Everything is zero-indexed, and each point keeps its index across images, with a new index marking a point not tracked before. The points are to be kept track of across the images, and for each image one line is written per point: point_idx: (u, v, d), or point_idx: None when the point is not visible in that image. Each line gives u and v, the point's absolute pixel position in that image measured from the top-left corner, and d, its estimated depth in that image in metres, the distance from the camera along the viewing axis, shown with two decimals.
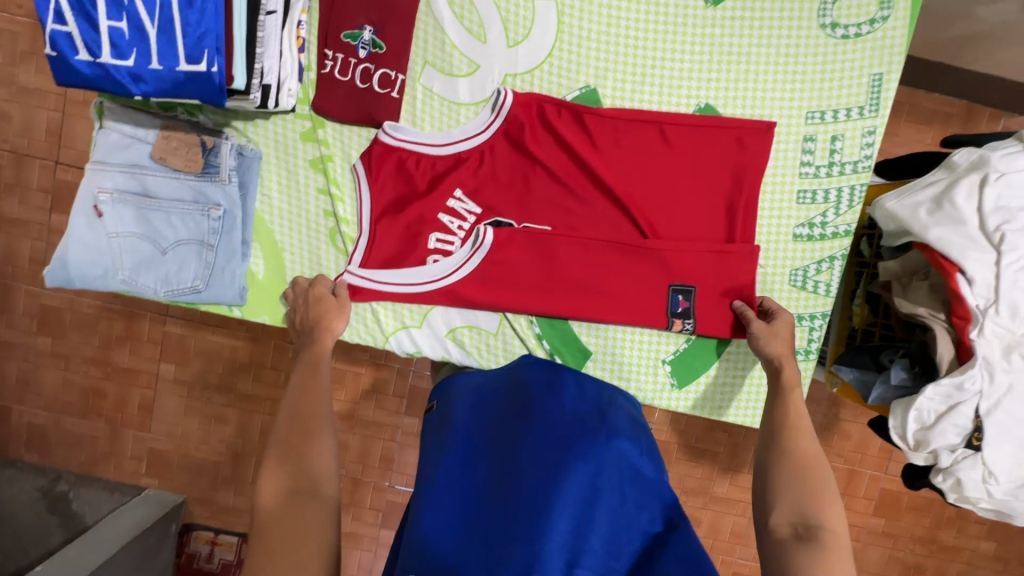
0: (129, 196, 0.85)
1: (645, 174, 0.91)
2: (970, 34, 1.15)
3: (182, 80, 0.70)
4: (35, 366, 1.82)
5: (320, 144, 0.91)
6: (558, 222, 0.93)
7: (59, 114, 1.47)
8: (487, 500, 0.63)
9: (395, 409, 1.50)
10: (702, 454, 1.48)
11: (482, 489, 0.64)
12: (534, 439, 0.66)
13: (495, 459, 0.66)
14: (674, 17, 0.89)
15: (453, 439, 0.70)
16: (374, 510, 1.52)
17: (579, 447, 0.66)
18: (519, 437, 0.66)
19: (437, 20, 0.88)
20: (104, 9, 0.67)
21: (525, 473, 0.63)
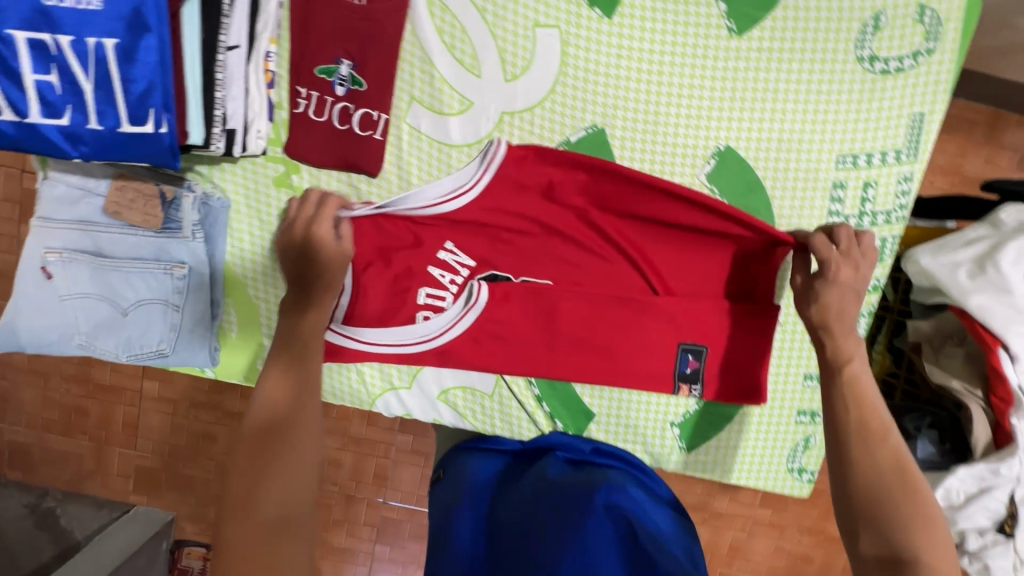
0: (80, 255, 0.76)
1: (653, 236, 0.81)
2: (1008, 47, 1.04)
3: (126, 143, 0.60)
4: (14, 384, 1.77)
5: (295, 191, 0.81)
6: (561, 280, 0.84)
7: None
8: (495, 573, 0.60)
9: (389, 425, 1.35)
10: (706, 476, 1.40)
11: (490, 560, 0.62)
12: (536, 499, 0.66)
13: (500, 524, 0.65)
14: (693, 48, 0.79)
15: (463, 500, 0.71)
16: (368, 526, 1.38)
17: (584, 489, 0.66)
18: (521, 503, 0.66)
19: (424, 50, 0.78)
20: (27, 62, 0.57)
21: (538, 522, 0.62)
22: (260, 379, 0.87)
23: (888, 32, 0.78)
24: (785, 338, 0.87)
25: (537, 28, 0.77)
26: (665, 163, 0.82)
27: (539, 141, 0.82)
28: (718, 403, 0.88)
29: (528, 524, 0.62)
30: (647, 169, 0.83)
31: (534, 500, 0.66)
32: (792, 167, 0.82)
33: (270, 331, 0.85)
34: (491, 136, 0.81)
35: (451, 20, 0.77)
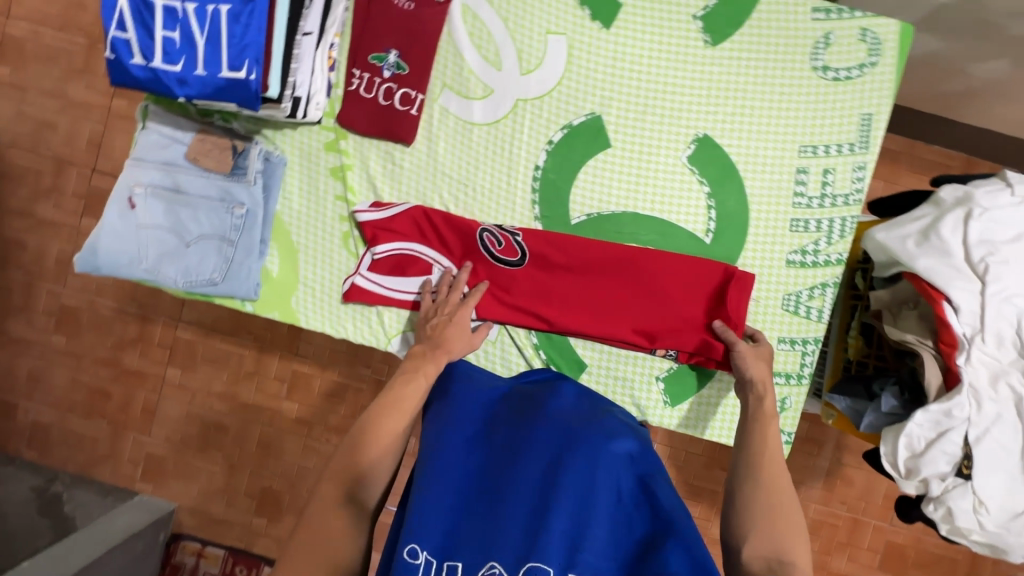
0: (161, 191, 0.92)
1: (631, 255, 0.96)
2: (961, 92, 1.19)
3: (223, 86, 0.77)
4: (47, 364, 1.90)
5: (341, 154, 0.97)
6: (560, 242, 0.96)
7: None
8: (480, 499, 0.64)
9: None
10: (700, 492, 1.41)
11: (477, 491, 0.65)
12: (535, 437, 0.67)
13: (495, 452, 0.68)
14: (676, 55, 0.96)
15: (454, 427, 0.71)
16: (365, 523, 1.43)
17: (580, 437, 0.68)
18: (516, 436, 0.68)
19: (456, 48, 0.96)
20: (162, 21, 0.75)
21: (530, 467, 0.64)
22: (292, 316, 0.98)
23: (836, 47, 0.95)
24: (759, 306, 0.98)
25: (549, 35, 0.97)
26: (653, 146, 0.97)
27: (547, 122, 0.97)
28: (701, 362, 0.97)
29: (520, 468, 0.64)
30: (637, 152, 0.97)
31: (530, 437, 0.67)
32: (761, 156, 0.97)
33: (306, 273, 0.98)
34: (507, 117, 0.98)
35: (480, 26, 0.96)
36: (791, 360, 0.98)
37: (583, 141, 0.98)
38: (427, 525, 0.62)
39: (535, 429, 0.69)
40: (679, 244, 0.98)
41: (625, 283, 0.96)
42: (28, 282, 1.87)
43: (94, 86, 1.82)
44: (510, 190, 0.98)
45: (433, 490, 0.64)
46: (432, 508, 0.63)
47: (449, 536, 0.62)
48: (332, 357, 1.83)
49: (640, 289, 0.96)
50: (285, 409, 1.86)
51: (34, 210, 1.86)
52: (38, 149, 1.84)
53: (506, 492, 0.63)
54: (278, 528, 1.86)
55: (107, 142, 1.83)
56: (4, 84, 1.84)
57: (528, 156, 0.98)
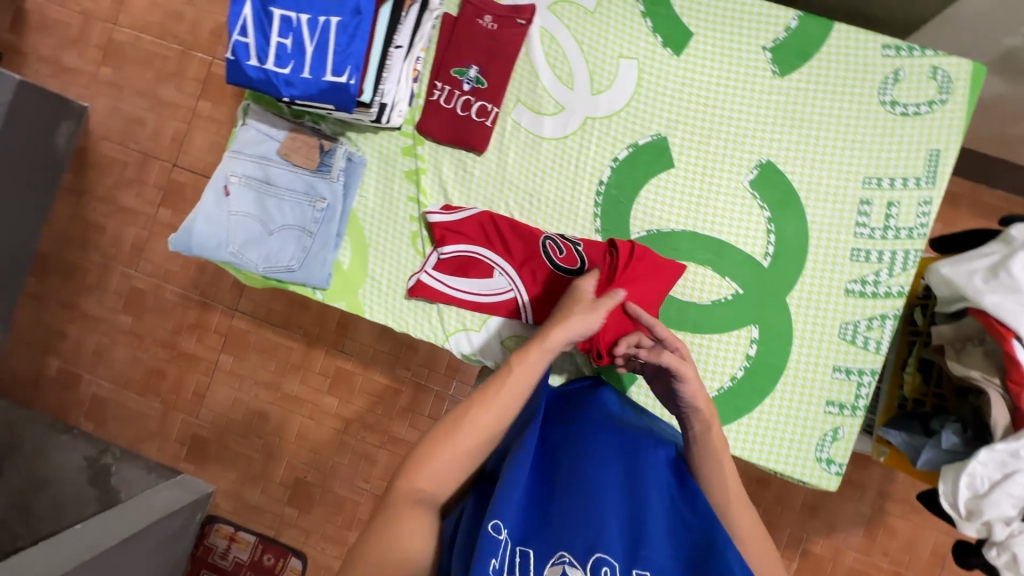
0: (254, 182, 1.00)
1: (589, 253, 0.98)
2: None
3: (325, 88, 0.84)
4: (112, 341, 2.02)
5: (417, 158, 1.04)
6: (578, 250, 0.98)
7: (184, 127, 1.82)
8: (555, 488, 0.70)
9: None
10: None
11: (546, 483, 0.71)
12: (593, 436, 0.77)
13: (565, 449, 0.75)
14: (745, 83, 1.00)
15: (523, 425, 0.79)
16: None
17: (630, 446, 0.77)
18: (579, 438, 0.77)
19: (532, 66, 1.02)
20: (278, 29, 0.83)
21: (592, 464, 0.72)
22: (358, 307, 1.04)
23: (906, 84, 0.96)
24: (815, 334, 0.98)
25: (620, 59, 1.02)
26: (717, 169, 1.00)
27: (613, 141, 1.02)
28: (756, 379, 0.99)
29: (582, 464, 0.72)
30: (699, 173, 1.00)
31: (591, 438, 0.77)
32: (824, 185, 0.98)
33: (374, 266, 1.04)
34: (576, 133, 1.02)
35: (556, 48, 1.03)
36: (847, 390, 0.97)
37: (648, 160, 1.01)
38: (509, 503, 0.65)
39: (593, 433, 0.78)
40: (736, 265, 0.99)
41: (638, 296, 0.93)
42: (105, 263, 2.01)
43: (183, 88, 1.98)
44: (573, 202, 1.02)
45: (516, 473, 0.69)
46: (510, 490, 0.66)
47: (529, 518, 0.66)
48: (375, 356, 1.89)
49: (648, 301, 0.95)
50: (326, 404, 1.92)
51: (117, 197, 2.01)
52: (127, 141, 2.00)
53: (578, 480, 0.70)
54: (308, 520, 1.90)
55: (188, 140, 1.97)
56: (104, 81, 2.01)
57: (592, 172, 1.02)
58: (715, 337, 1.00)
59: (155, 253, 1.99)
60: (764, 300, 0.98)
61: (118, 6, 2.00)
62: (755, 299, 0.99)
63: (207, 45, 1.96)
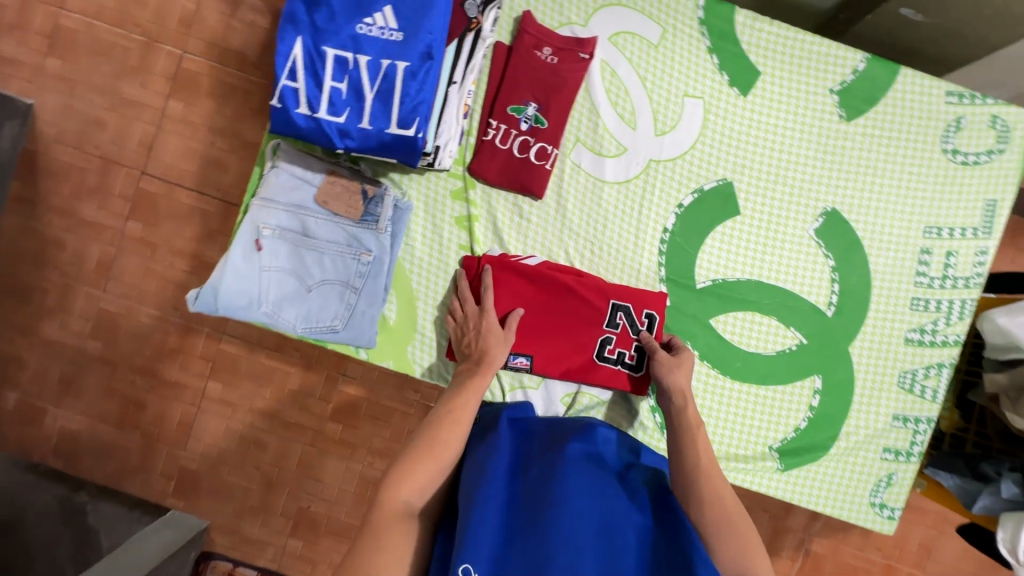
0: (290, 234, 0.89)
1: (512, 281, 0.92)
2: None
3: (388, 141, 0.74)
4: (79, 367, 1.52)
5: (469, 203, 0.95)
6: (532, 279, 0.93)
7: (156, 129, 1.48)
8: (521, 524, 0.66)
9: None
10: (781, 545, 1.33)
11: (516, 518, 0.67)
12: (572, 467, 0.72)
13: (531, 485, 0.71)
14: (810, 126, 0.97)
15: (491, 452, 0.75)
16: None
17: (601, 479, 0.73)
18: (553, 469, 0.72)
19: (593, 104, 0.95)
20: (331, 71, 0.73)
21: (561, 498, 0.68)
22: (406, 364, 0.96)
23: (967, 133, 0.96)
24: (876, 382, 0.98)
25: (686, 97, 0.96)
26: (783, 217, 0.97)
27: (678, 185, 0.97)
28: (815, 434, 0.98)
29: (550, 496, 0.68)
30: (765, 220, 0.97)
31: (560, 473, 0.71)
32: (887, 233, 0.97)
33: (422, 322, 0.96)
34: (638, 177, 0.96)
35: (618, 83, 0.95)
36: (902, 437, 0.99)
37: (712, 207, 0.97)
38: (478, 542, 0.63)
39: (568, 463, 0.73)
40: (801, 314, 0.98)
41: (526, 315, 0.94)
42: (66, 281, 1.51)
43: (149, 85, 1.48)
44: (637, 251, 0.97)
45: (481, 511, 0.66)
46: (481, 526, 0.64)
47: (496, 559, 0.63)
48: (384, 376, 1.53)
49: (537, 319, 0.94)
50: (330, 430, 1.52)
51: (76, 209, 1.50)
52: (85, 146, 1.49)
53: (549, 517, 0.65)
54: (317, 553, 1.53)
55: (159, 145, 1.49)
56: (51, 76, 1.48)
57: (656, 219, 0.97)
58: (780, 389, 0.98)
59: (127, 273, 1.50)
60: (827, 349, 0.98)
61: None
62: (819, 349, 0.98)
63: (177, 38, 1.47)
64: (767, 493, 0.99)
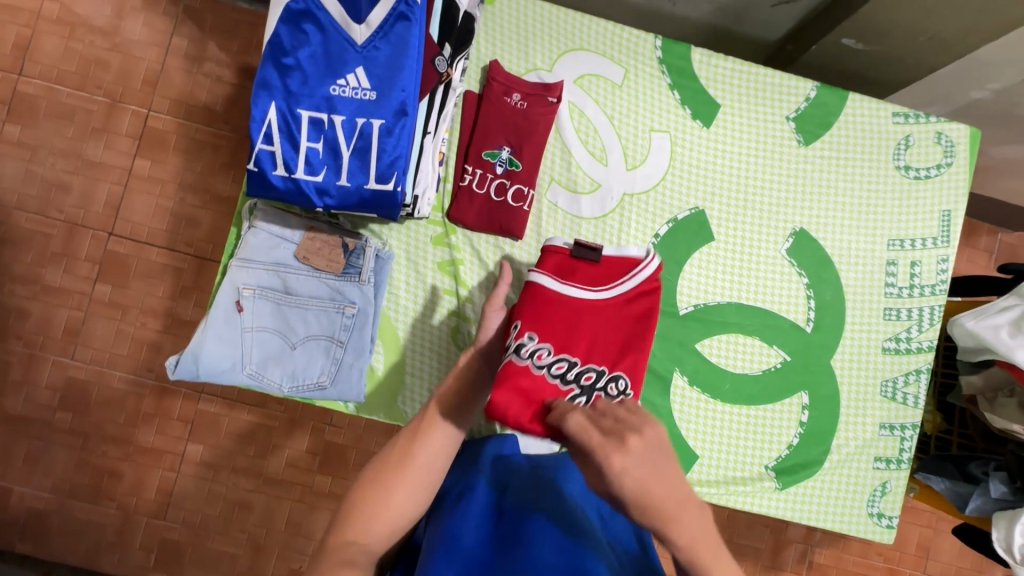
0: (271, 292, 0.88)
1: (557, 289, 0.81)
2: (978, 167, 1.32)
3: (368, 197, 0.75)
4: (47, 442, 1.44)
5: (451, 248, 0.96)
6: (565, 264, 0.84)
7: (123, 189, 1.45)
8: (492, 560, 0.60)
9: None
10: (789, 560, 1.33)
11: (491, 552, 0.61)
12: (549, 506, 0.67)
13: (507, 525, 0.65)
14: (772, 152, 1.01)
15: (468, 489, 0.72)
16: None
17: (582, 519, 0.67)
18: (531, 510, 0.67)
19: (564, 143, 0.98)
20: (306, 132, 0.73)
21: (534, 537, 0.62)
22: (398, 415, 0.95)
23: (916, 149, 1.02)
24: (860, 393, 1.01)
25: (653, 132, 1.00)
26: (755, 240, 1.01)
27: (653, 216, 0.99)
28: (808, 449, 1.00)
29: (522, 532, 0.63)
30: (739, 243, 1.00)
31: (540, 514, 0.66)
32: (855, 248, 1.02)
33: (413, 369, 0.95)
34: (614, 211, 0.99)
35: (586, 122, 0.99)
36: (891, 445, 1.01)
37: (688, 235, 1.00)
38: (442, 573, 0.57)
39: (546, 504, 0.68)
40: (781, 333, 1.00)
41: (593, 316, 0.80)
42: (29, 351, 1.44)
43: (115, 146, 1.46)
44: None
45: (449, 543, 0.61)
46: (446, 560, 0.59)
47: None
48: (373, 422, 1.48)
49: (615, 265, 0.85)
50: (319, 484, 1.46)
51: (40, 276, 1.45)
52: (48, 212, 1.45)
53: (518, 561, 0.58)
54: None
55: (126, 205, 1.46)
56: (11, 143, 1.45)
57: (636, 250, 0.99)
58: (769, 407, 1.00)
59: (97, 337, 1.45)
60: (810, 364, 1.00)
61: (22, 50, 1.45)
62: (802, 365, 1.00)
63: (142, 97, 1.46)
64: (769, 514, 0.99)
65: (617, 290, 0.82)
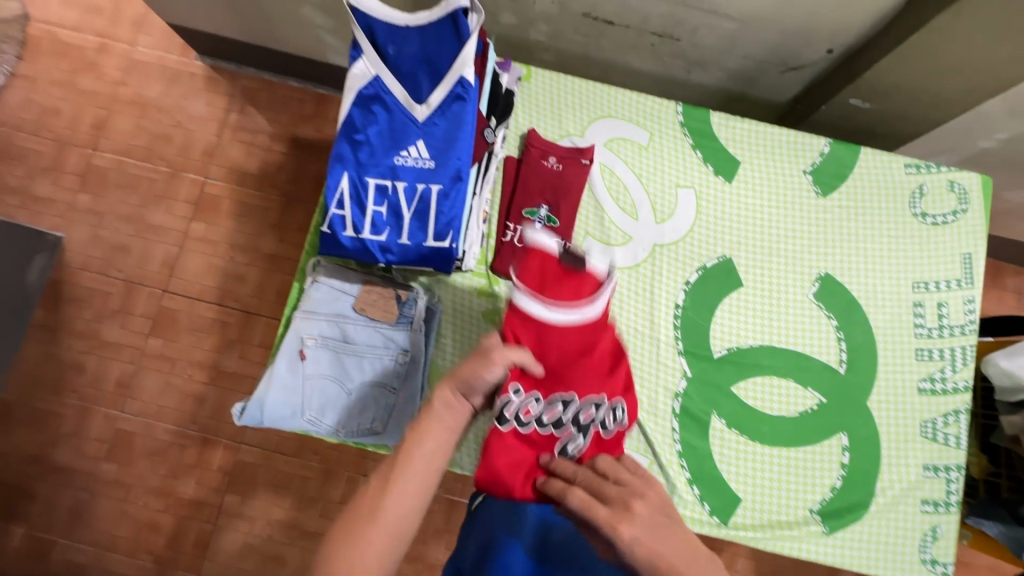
0: (330, 342, 0.95)
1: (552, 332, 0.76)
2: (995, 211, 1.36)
3: (426, 253, 0.84)
4: (91, 494, 1.49)
5: (494, 298, 1.03)
6: (551, 278, 0.77)
7: (178, 250, 1.57)
8: None
9: None
10: None
11: None
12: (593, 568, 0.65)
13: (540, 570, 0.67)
14: (792, 204, 1.08)
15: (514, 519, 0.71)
16: None
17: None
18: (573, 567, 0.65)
19: (597, 200, 1.07)
20: (373, 197, 0.83)
21: None
22: (446, 459, 0.99)
23: (931, 197, 1.08)
24: (899, 433, 1.02)
25: (678, 188, 1.08)
26: (783, 286, 1.06)
27: (683, 265, 1.06)
28: (853, 491, 1.00)
29: None
30: (766, 288, 1.06)
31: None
32: (879, 291, 1.06)
33: None
34: (646, 261, 1.05)
35: (617, 181, 1.07)
36: (936, 487, 1.00)
37: (717, 282, 1.06)
38: None
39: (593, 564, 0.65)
40: (815, 374, 1.03)
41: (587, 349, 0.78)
42: (81, 403, 1.52)
43: (174, 211, 1.60)
44: (653, 327, 1.03)
45: None
46: None
47: None
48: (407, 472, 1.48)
49: (587, 284, 0.77)
50: None
51: (97, 331, 1.55)
52: (109, 271, 1.57)
53: None
54: None
55: (181, 264, 1.58)
56: (81, 209, 1.59)
57: (668, 297, 1.05)
58: (809, 449, 1.01)
59: (146, 389, 1.52)
60: (846, 405, 1.02)
61: (97, 129, 1.62)
62: (839, 405, 1.02)
63: (200, 166, 1.61)
64: (816, 560, 0.98)
65: (593, 313, 0.76)
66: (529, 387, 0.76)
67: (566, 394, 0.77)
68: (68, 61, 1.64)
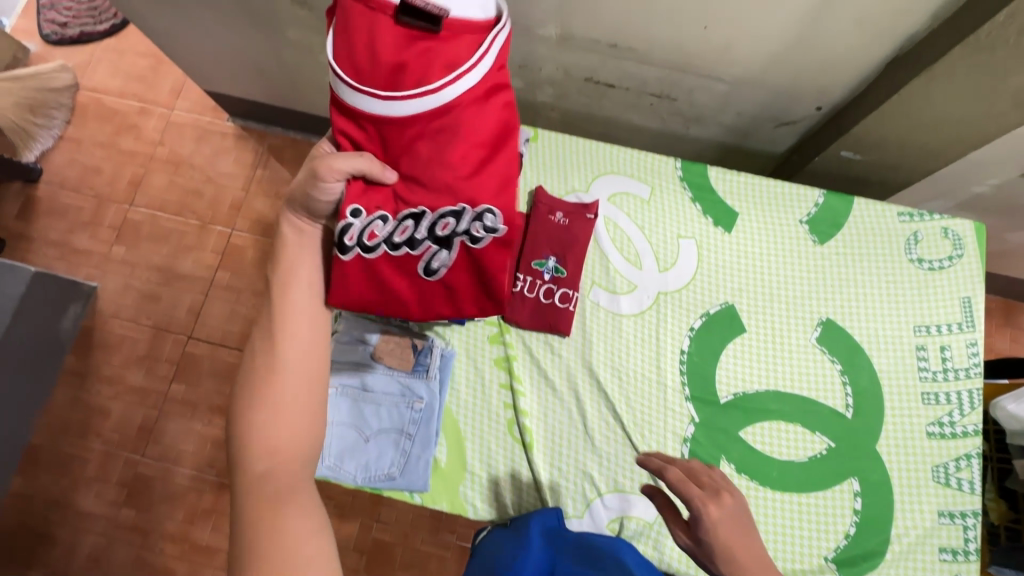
0: (350, 390, 1.02)
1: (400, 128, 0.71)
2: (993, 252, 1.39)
3: None
4: (109, 539, 1.51)
5: (505, 345, 1.07)
6: (386, 51, 0.69)
7: (204, 298, 1.66)
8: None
9: None
10: None
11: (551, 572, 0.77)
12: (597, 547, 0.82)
13: None
14: (789, 251, 1.13)
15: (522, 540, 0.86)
16: None
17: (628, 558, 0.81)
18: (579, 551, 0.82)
19: (602, 251, 1.12)
20: None
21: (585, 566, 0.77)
22: (461, 505, 1.02)
23: (926, 243, 1.11)
24: (911, 479, 1.02)
25: (680, 239, 1.13)
26: (785, 330, 1.09)
27: (687, 311, 1.10)
28: (870, 538, 1.00)
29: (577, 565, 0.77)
30: (768, 333, 1.09)
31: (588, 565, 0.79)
32: (881, 335, 1.08)
33: (474, 458, 1.03)
34: (651, 308, 1.10)
35: (620, 233, 1.13)
36: (954, 535, 0.99)
37: (721, 329, 1.09)
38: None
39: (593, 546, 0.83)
40: (822, 419, 1.05)
41: (442, 138, 0.71)
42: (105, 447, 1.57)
43: (201, 261, 1.69)
44: (660, 372, 1.06)
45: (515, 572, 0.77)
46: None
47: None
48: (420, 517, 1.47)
49: (436, 64, 0.70)
50: None
51: (125, 377, 1.61)
52: (139, 319, 1.65)
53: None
54: None
55: (206, 311, 1.65)
56: (116, 261, 1.69)
57: (674, 342, 1.08)
58: (821, 496, 1.01)
59: (168, 434, 1.57)
60: (855, 450, 1.03)
61: (134, 186, 1.75)
62: (848, 450, 1.03)
63: (227, 219, 1.72)
64: None
65: (448, 94, 0.69)
66: (378, 203, 0.74)
67: (417, 207, 0.73)
68: (112, 124, 1.78)
